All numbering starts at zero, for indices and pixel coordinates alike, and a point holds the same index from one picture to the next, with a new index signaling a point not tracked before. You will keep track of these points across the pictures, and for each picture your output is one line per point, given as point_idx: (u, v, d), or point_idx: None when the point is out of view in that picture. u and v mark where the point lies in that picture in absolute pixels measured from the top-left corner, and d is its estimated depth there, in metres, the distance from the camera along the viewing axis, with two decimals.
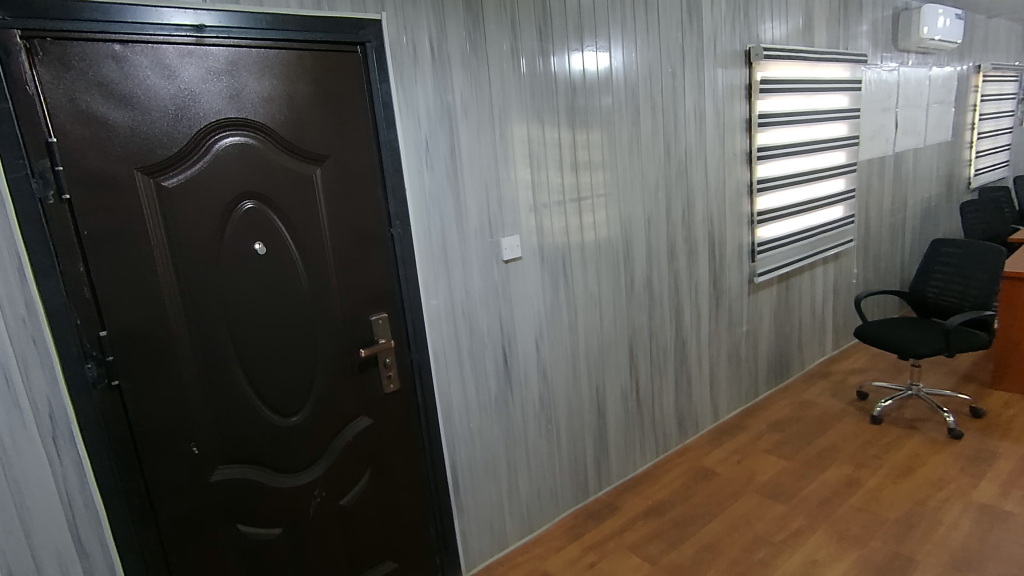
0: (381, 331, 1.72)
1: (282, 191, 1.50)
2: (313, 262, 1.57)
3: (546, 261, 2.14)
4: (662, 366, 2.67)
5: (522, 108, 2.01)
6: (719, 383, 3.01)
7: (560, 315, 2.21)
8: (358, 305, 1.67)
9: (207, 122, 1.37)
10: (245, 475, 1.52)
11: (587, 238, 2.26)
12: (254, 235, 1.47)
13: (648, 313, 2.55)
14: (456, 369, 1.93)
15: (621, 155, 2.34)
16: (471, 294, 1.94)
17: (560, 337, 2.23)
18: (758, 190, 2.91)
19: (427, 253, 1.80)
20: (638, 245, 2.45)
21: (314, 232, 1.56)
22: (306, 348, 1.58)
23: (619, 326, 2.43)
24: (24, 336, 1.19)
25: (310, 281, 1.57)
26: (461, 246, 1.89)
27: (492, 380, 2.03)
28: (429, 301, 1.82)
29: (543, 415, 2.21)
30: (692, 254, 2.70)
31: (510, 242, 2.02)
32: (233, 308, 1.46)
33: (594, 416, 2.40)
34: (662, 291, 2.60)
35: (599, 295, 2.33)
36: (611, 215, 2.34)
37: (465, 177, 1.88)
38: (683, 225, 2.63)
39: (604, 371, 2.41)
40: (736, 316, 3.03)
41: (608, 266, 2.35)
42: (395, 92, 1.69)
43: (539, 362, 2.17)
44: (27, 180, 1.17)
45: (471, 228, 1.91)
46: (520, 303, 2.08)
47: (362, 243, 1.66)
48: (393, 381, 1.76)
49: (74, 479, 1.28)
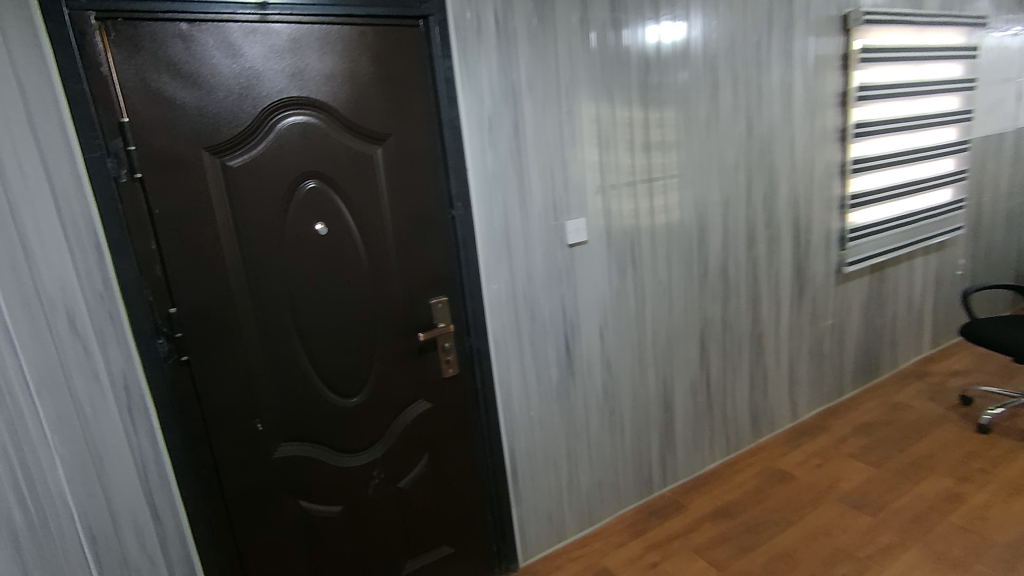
0: (441, 314, 1.69)
1: (344, 171, 1.48)
2: (373, 244, 1.55)
3: (613, 246, 2.03)
4: (735, 361, 2.50)
5: (591, 84, 1.90)
6: (799, 380, 2.79)
7: (627, 303, 2.10)
8: (417, 288, 1.64)
9: (271, 101, 1.36)
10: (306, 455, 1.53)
11: (657, 223, 2.13)
12: (316, 216, 1.46)
13: (722, 304, 2.38)
14: (517, 357, 1.87)
15: (696, 133, 2.18)
16: (533, 279, 1.87)
17: (626, 327, 2.12)
18: (851, 170, 2.65)
19: (488, 237, 1.75)
20: (714, 230, 2.28)
21: (375, 213, 1.54)
22: (366, 330, 1.58)
23: (690, 316, 2.29)
24: (102, 311, 1.24)
25: (370, 263, 1.56)
26: (523, 229, 1.82)
27: (553, 368, 1.96)
28: (489, 286, 1.77)
29: (606, 407, 2.12)
30: (773, 241, 2.50)
31: (574, 225, 1.92)
32: (295, 288, 1.46)
33: (659, 411, 2.28)
34: (739, 280, 2.42)
35: (668, 284, 2.20)
36: (685, 198, 2.19)
37: (529, 156, 1.80)
38: (764, 209, 2.43)
39: (673, 365, 2.29)
40: (821, 309, 2.79)
41: (680, 253, 2.21)
42: (458, 68, 1.63)
43: (603, 352, 2.08)
44: (103, 159, 1.20)
45: (534, 211, 1.84)
46: (584, 290, 1.99)
47: (422, 225, 1.63)
48: (452, 366, 1.73)
49: (148, 449, 1.33)
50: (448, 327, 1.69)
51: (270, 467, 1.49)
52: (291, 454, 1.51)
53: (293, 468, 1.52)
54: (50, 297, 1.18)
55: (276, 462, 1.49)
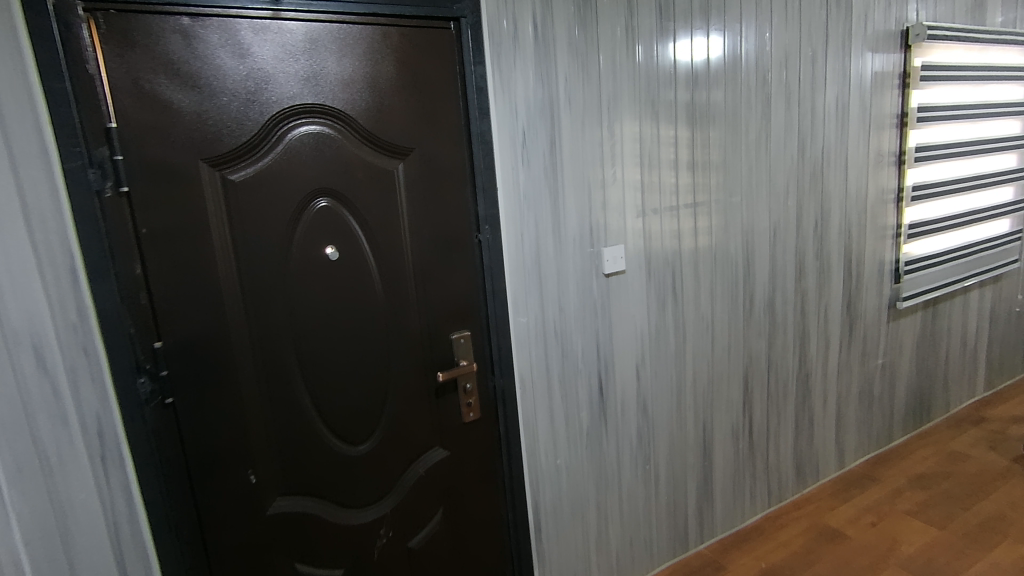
0: (462, 351, 1.50)
1: (360, 188, 1.31)
2: (390, 271, 1.37)
3: (652, 276, 1.83)
4: (780, 403, 2.27)
5: (634, 99, 1.73)
6: (846, 425, 2.55)
7: (667, 339, 1.90)
8: (437, 321, 1.46)
9: (281, 108, 1.20)
10: (307, 510, 1.34)
11: (701, 251, 1.93)
12: (326, 238, 1.29)
13: (768, 341, 2.17)
14: (546, 399, 1.67)
15: (745, 155, 1.99)
16: (566, 312, 1.67)
17: (665, 366, 1.91)
18: (907, 198, 2.44)
19: (518, 264, 1.56)
20: (761, 260, 2.08)
21: (394, 237, 1.37)
22: (379, 368, 1.39)
23: (733, 355, 2.08)
24: (75, 345, 1.07)
25: (386, 292, 1.38)
26: (557, 256, 1.64)
27: (585, 411, 1.75)
28: (518, 319, 1.58)
29: (640, 454, 1.91)
30: (823, 273, 2.29)
31: (612, 252, 1.73)
32: (301, 321, 1.28)
33: (698, 459, 2.06)
34: (787, 314, 2.20)
35: (711, 318, 1.99)
36: (731, 224, 1.99)
37: (566, 176, 1.62)
38: (815, 238, 2.22)
39: (714, 407, 2.07)
40: (871, 347, 2.56)
41: (724, 284, 2.00)
42: (490, 76, 1.46)
43: (639, 394, 1.87)
44: (84, 170, 1.03)
45: (569, 236, 1.65)
46: (621, 324, 1.79)
47: (446, 250, 1.45)
48: (473, 410, 1.53)
49: (122, 504, 1.15)
50: (470, 365, 1.50)
51: (264, 524, 1.30)
52: (289, 509, 1.32)
53: (291, 525, 1.33)
54: (14, 330, 1.00)
55: (272, 517, 1.30)
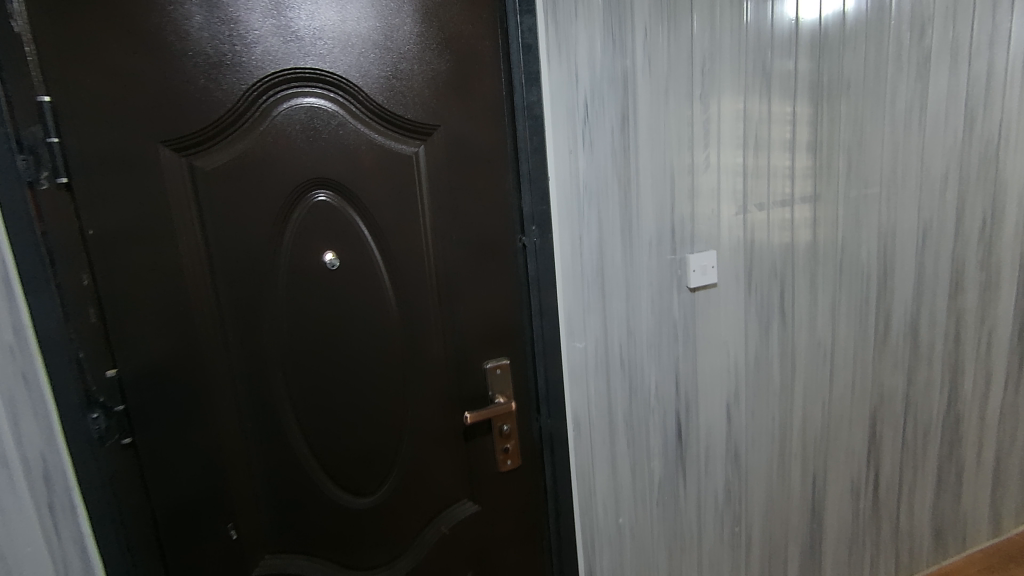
0: (498, 384, 1.19)
1: (366, 179, 1.04)
2: (405, 282, 1.09)
3: (754, 291, 1.42)
4: (918, 453, 1.77)
5: (739, 61, 1.32)
6: (1006, 482, 1.98)
7: (770, 370, 1.48)
8: (466, 346, 1.16)
9: (261, 76, 0.94)
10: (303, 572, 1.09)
11: (822, 258, 1.49)
12: (324, 242, 1.03)
13: (906, 374, 1.68)
14: (606, 443, 1.33)
15: (889, 134, 1.51)
16: (635, 336, 1.32)
17: (767, 404, 1.50)
18: None
19: (573, 275, 1.23)
20: (903, 270, 1.59)
21: (410, 239, 1.08)
22: (390, 402, 1.11)
23: (858, 391, 1.61)
24: (11, 371, 0.85)
25: (400, 309, 1.10)
26: (626, 264, 1.28)
27: (656, 459, 1.39)
28: (572, 344, 1.25)
29: (728, 512, 1.51)
30: (989, 289, 1.75)
31: (700, 261, 1.35)
32: (292, 345, 1.03)
33: (804, 521, 1.63)
34: (934, 341, 1.70)
35: (831, 344, 1.55)
36: (864, 225, 1.52)
37: (641, 162, 1.26)
38: (980, 242, 1.70)
39: (828, 458, 1.62)
40: None
41: (851, 301, 1.55)
42: (542, 33, 1.13)
43: (730, 438, 1.47)
44: (11, 156, 0.82)
45: (642, 240, 1.29)
46: (708, 352, 1.40)
47: (479, 257, 1.14)
48: (512, 458, 1.22)
49: (76, 564, 0.93)
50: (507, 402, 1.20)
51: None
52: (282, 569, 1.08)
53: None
54: None
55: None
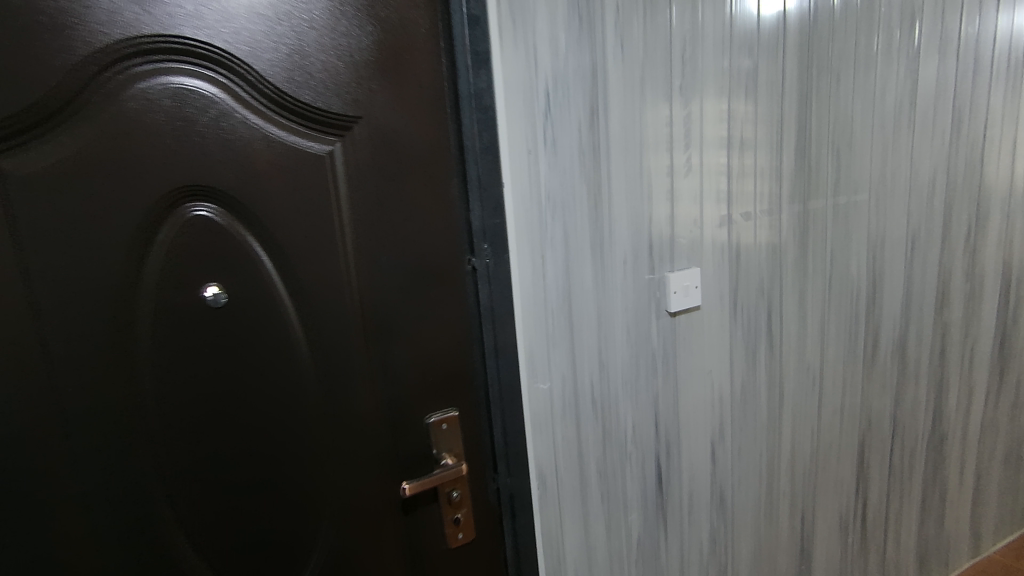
0: (446, 442, 0.96)
1: (263, 186, 0.78)
2: (319, 318, 0.84)
3: (740, 313, 1.24)
4: (906, 476, 1.65)
5: (724, 48, 1.13)
6: (986, 499, 1.89)
7: (757, 400, 1.31)
8: (404, 398, 0.91)
9: (103, 43, 0.66)
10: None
11: (811, 271, 1.33)
12: (206, 271, 0.76)
13: (894, 396, 1.55)
14: (576, 499, 1.12)
15: (878, 134, 1.37)
16: (609, 370, 1.11)
17: (753, 438, 1.32)
18: None
19: (535, 302, 1.02)
20: (892, 283, 1.46)
21: (327, 262, 0.83)
22: (306, 475, 0.85)
23: (847, 416, 1.47)
24: None
25: (315, 355, 0.85)
26: (597, 287, 1.07)
27: (635, 511, 1.19)
28: (534, 385, 1.04)
29: (714, 563, 1.33)
30: (973, 300, 1.64)
31: (682, 279, 1.15)
32: (165, 414, 0.75)
33: (793, 563, 1.47)
34: (921, 357, 1.58)
35: (820, 368, 1.39)
36: (854, 235, 1.37)
37: (614, 165, 1.05)
38: (965, 250, 1.58)
39: (817, 491, 1.47)
40: None
41: (841, 319, 1.40)
42: (493, 6, 0.91)
43: (715, 479, 1.29)
44: None
45: (616, 257, 1.08)
46: (691, 384, 1.22)
47: (419, 285, 0.90)
48: (464, 530, 0.99)
49: None
50: (456, 462, 0.97)
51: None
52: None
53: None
54: None
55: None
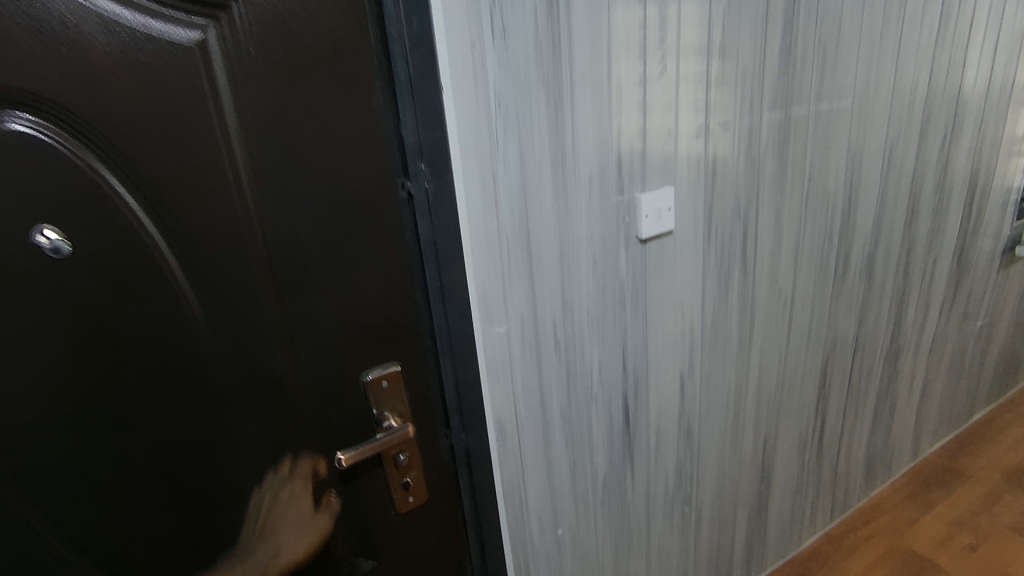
0: (388, 400, 0.81)
1: (105, 88, 0.56)
2: (211, 266, 0.65)
3: (714, 236, 1.12)
4: (861, 391, 1.65)
5: None
6: (929, 406, 1.95)
7: (726, 328, 1.23)
8: (335, 356, 0.75)
9: None
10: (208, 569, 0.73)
11: (789, 187, 1.21)
12: (36, 210, 0.56)
13: (858, 315, 1.51)
14: (538, 447, 1.03)
15: (868, 28, 1.21)
16: (573, 307, 0.99)
17: (721, 367, 1.26)
18: None
19: (486, 233, 0.86)
20: (866, 197, 1.37)
21: (213, 193, 0.64)
22: (216, 456, 0.70)
23: (813, 338, 1.42)
24: None
25: (213, 312, 0.66)
26: (559, 213, 0.92)
27: (600, 451, 1.12)
28: (489, 329, 0.90)
29: (678, 494, 1.30)
30: (939, 212, 1.58)
31: (654, 200, 1.01)
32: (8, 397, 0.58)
33: (753, 485, 1.46)
34: (887, 274, 1.53)
35: (791, 291, 1.31)
36: (834, 146, 1.25)
37: (576, 64, 0.87)
38: (938, 160, 1.50)
39: (780, 414, 1.44)
40: (975, 305, 1.90)
41: (814, 239, 1.31)
42: None
43: (682, 412, 1.23)
44: None
45: (580, 177, 0.92)
46: (660, 316, 1.11)
47: (342, 219, 0.72)
48: (416, 494, 0.87)
49: None
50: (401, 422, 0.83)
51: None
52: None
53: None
54: None
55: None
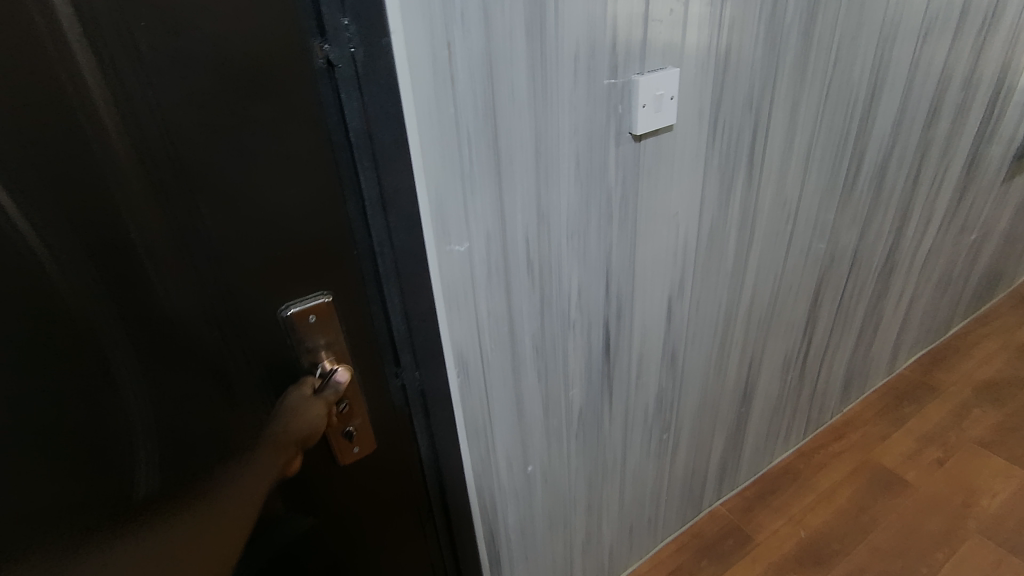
0: (318, 338, 0.63)
1: None
2: (27, 156, 0.43)
3: (720, 134, 0.93)
4: (851, 309, 1.55)
5: None
6: (911, 322, 1.89)
7: (723, 244, 1.07)
8: (249, 276, 0.56)
9: None
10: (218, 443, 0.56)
11: (810, 76, 1.01)
12: None
13: (861, 229, 1.37)
14: (506, 382, 0.89)
15: None
16: (551, 219, 0.81)
17: (714, 288, 1.12)
18: None
19: (440, 122, 0.65)
20: (890, 92, 1.18)
21: (12, 49, 0.41)
22: (97, 416, 0.52)
23: (812, 255, 1.28)
24: None
25: (54, 222, 0.45)
26: (536, 98, 0.71)
27: (576, 382, 0.99)
28: (447, 248, 0.72)
29: (656, 422, 1.21)
30: (961, 113, 1.41)
31: (656, 85, 0.80)
32: None
33: (733, 407, 1.39)
34: (896, 183, 1.37)
35: (796, 203, 1.15)
36: (866, 26, 1.04)
37: None
38: (970, 50, 1.30)
39: (768, 335, 1.34)
40: (974, 217, 1.79)
41: (829, 140, 1.13)
42: None
43: (668, 337, 1.10)
44: None
45: (563, 49, 0.71)
46: (652, 230, 0.94)
47: (237, 87, 0.50)
48: (362, 442, 0.73)
49: None
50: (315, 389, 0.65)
51: None
52: None
53: None
54: None
55: None
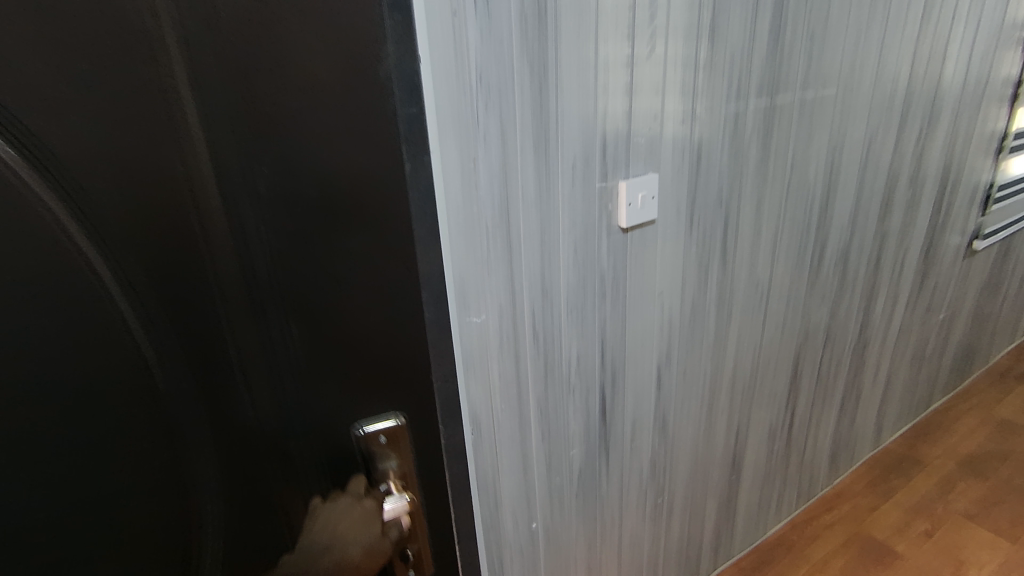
0: (385, 461, 0.61)
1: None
2: (142, 270, 0.43)
3: (696, 225, 1.10)
4: (829, 383, 1.67)
5: None
6: (891, 397, 2.00)
7: (704, 320, 1.22)
8: (330, 390, 0.54)
9: None
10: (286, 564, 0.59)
11: (770, 180, 1.19)
12: None
13: (830, 307, 1.52)
14: (514, 441, 1.00)
15: (856, 17, 1.19)
16: (553, 298, 0.95)
17: (699, 359, 1.25)
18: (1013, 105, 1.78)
19: (465, 221, 0.81)
20: (845, 188, 1.37)
21: (113, 108, 0.39)
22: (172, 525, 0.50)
23: (787, 330, 1.42)
24: None
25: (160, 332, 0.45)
26: (540, 200, 0.88)
27: (576, 444, 1.10)
28: (467, 320, 0.86)
29: (651, 485, 1.29)
30: (911, 206, 1.60)
31: (639, 189, 0.98)
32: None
33: (723, 474, 1.47)
34: (860, 266, 1.54)
35: (767, 283, 1.31)
36: (816, 136, 1.24)
37: (561, 42, 0.82)
38: (913, 156, 1.52)
39: (752, 404, 1.45)
40: (939, 297, 1.94)
41: (793, 231, 1.30)
42: None
43: (659, 405, 1.22)
44: None
45: (562, 163, 0.88)
46: (640, 307, 1.09)
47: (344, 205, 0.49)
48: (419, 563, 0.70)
49: None
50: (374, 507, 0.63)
51: None
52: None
53: None
54: None
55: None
